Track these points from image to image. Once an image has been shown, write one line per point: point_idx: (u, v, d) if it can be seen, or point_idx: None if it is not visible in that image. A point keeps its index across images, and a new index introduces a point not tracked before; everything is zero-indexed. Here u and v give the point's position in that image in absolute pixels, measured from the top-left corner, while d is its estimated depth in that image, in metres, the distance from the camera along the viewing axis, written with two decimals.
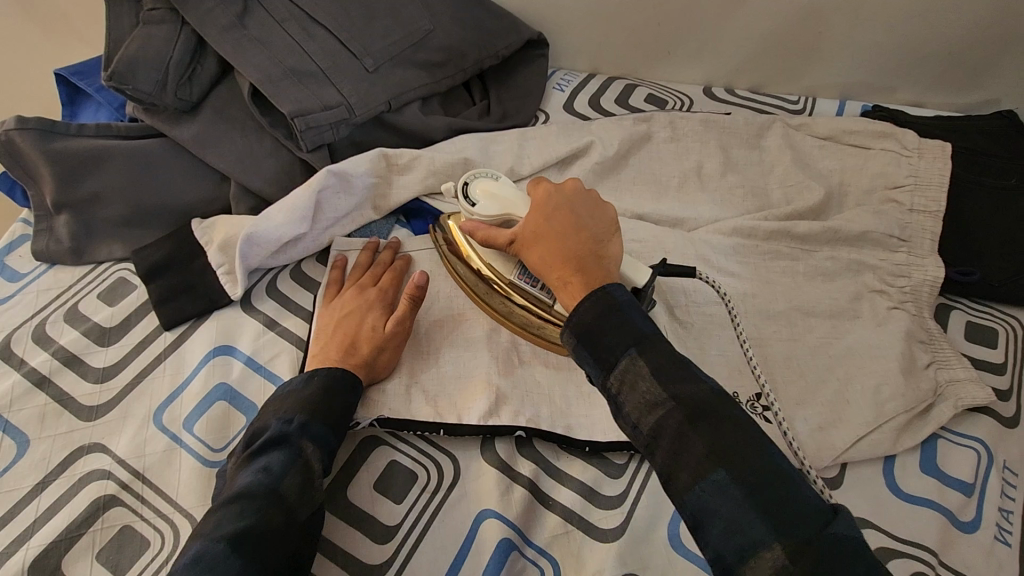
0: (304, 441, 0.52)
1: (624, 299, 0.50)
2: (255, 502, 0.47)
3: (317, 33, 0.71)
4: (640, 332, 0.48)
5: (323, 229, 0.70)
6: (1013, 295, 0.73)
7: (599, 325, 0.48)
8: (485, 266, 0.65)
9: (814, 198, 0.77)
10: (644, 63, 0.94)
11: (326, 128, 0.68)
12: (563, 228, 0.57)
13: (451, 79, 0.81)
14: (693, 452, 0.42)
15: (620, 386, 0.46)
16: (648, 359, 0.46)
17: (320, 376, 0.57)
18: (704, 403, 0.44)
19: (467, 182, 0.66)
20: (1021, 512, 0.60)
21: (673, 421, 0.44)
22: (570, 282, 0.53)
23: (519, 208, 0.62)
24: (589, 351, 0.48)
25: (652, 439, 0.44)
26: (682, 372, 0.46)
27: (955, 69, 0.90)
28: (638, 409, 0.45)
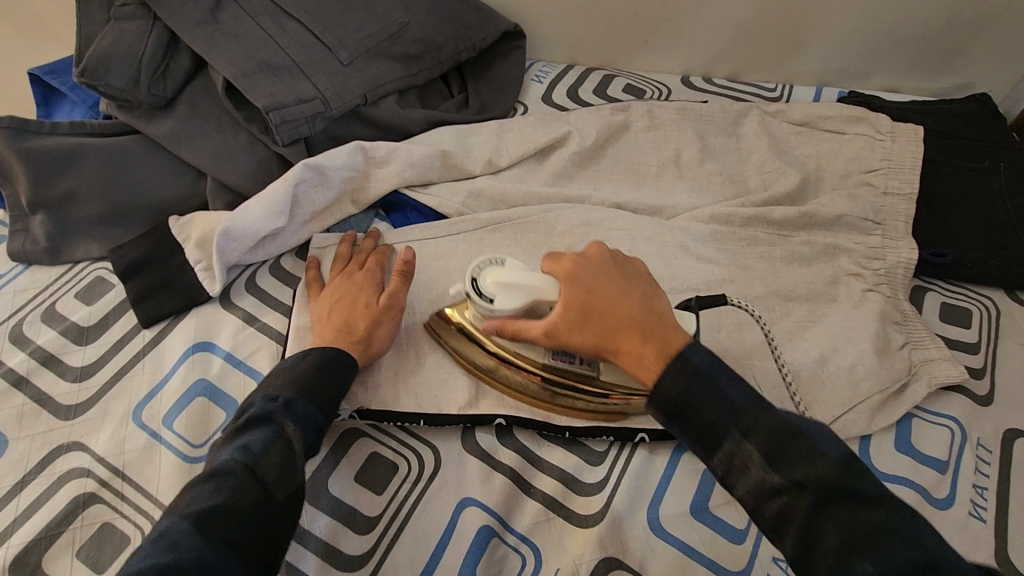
0: (287, 421, 0.52)
1: (704, 364, 0.49)
2: (229, 479, 0.47)
3: (290, 27, 0.71)
4: (732, 405, 0.46)
5: (301, 223, 0.70)
6: (986, 276, 0.74)
7: (688, 402, 0.47)
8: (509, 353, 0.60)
9: (791, 183, 0.77)
10: (623, 53, 0.95)
11: (302, 122, 0.68)
12: (610, 297, 0.54)
13: (429, 71, 0.81)
14: (823, 537, 0.41)
15: (728, 470, 0.46)
16: (757, 441, 0.45)
17: (313, 355, 0.57)
18: (833, 488, 0.42)
19: (474, 276, 0.58)
20: (997, 487, 0.60)
21: (795, 507, 0.42)
22: (641, 354, 0.51)
23: (544, 291, 0.56)
24: (679, 424, 0.48)
25: (779, 523, 0.43)
26: (798, 440, 0.44)
27: (929, 53, 0.91)
28: (752, 493, 0.45)
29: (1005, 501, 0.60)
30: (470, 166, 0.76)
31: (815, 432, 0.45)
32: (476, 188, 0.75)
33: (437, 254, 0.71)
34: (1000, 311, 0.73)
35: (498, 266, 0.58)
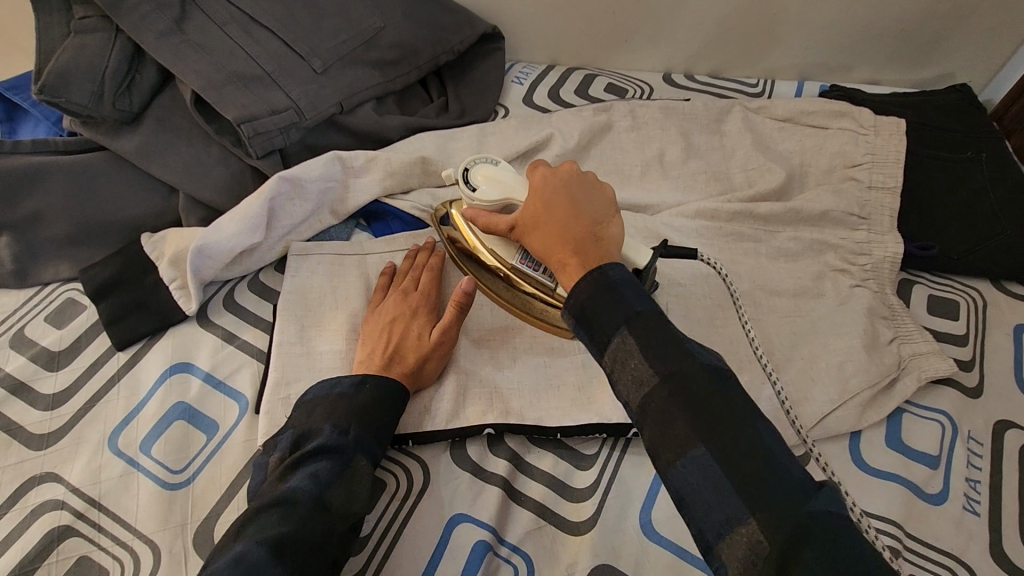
0: (358, 455, 0.52)
1: (620, 278, 0.48)
2: (298, 510, 0.47)
3: (261, 36, 0.69)
4: (632, 310, 0.46)
5: (279, 237, 0.68)
6: (972, 267, 0.74)
7: (593, 305, 0.47)
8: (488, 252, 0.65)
9: (775, 180, 0.77)
10: (603, 52, 0.94)
11: (276, 133, 0.66)
12: (563, 211, 0.54)
13: (406, 77, 0.79)
14: (677, 425, 0.41)
15: (614, 363, 0.45)
16: (645, 335, 0.45)
17: (370, 384, 0.56)
18: (697, 383, 0.42)
19: (467, 167, 0.64)
20: (988, 481, 0.60)
21: (659, 397, 0.42)
22: (568, 263, 0.51)
23: (518, 193, 0.61)
24: (587, 330, 0.47)
25: (641, 412, 0.43)
26: (672, 345, 0.44)
27: (908, 45, 0.91)
28: (630, 385, 0.44)
29: (996, 494, 0.60)
30: (452, 173, 0.74)
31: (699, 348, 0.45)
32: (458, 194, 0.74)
33: None
34: (985, 302, 0.73)
35: (492, 164, 0.64)
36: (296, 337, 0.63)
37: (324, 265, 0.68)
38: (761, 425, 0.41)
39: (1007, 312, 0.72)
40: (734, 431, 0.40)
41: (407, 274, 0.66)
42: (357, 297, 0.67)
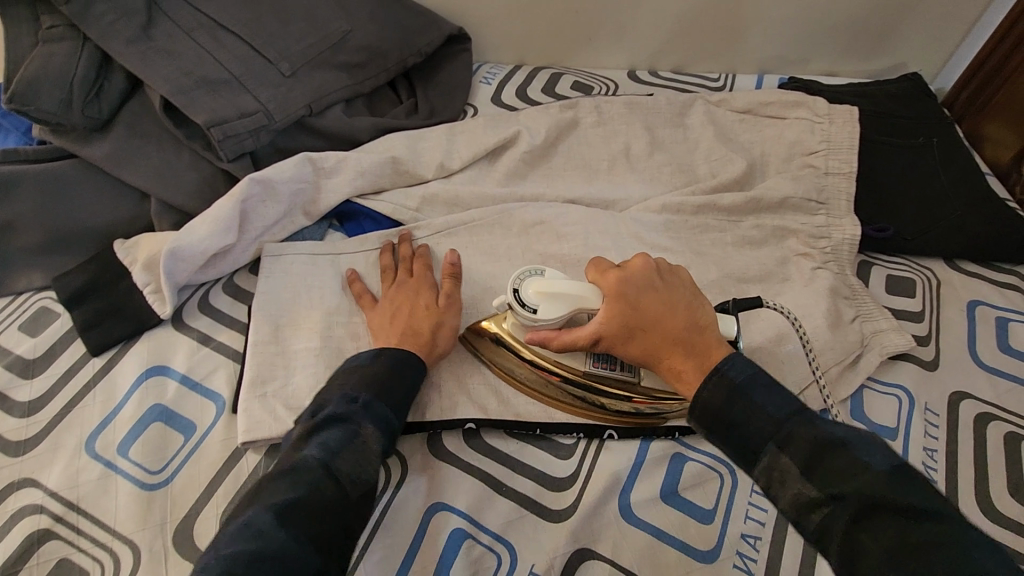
0: (366, 422, 0.53)
1: (741, 378, 0.51)
2: (307, 475, 0.48)
3: (227, 41, 0.70)
4: (774, 422, 0.48)
5: (253, 239, 0.69)
6: (927, 247, 0.77)
7: (725, 413, 0.50)
8: (553, 363, 0.62)
9: (737, 170, 0.79)
10: (568, 51, 0.96)
11: (246, 136, 0.67)
12: (658, 312, 0.55)
13: (375, 79, 0.80)
14: (869, 553, 0.41)
15: (770, 482, 0.47)
16: (795, 454, 0.46)
17: (385, 355, 0.58)
18: (877, 496, 0.42)
19: (517, 288, 0.59)
20: (946, 449, 0.63)
21: (839, 520, 0.43)
22: (681, 368, 0.54)
23: (589, 298, 0.57)
24: (733, 448, 0.49)
25: (821, 537, 0.44)
26: (839, 454, 0.45)
27: (860, 37, 0.94)
28: (795, 507, 0.46)
29: (953, 461, 0.62)
30: (422, 172, 0.76)
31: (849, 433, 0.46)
32: (429, 192, 0.75)
33: None
34: (939, 280, 0.76)
35: (538, 276, 0.60)
36: (272, 335, 0.64)
37: (300, 264, 0.69)
38: (968, 528, 0.40)
39: (960, 288, 0.75)
40: (919, 534, 0.40)
41: (401, 260, 0.68)
42: (332, 295, 0.68)
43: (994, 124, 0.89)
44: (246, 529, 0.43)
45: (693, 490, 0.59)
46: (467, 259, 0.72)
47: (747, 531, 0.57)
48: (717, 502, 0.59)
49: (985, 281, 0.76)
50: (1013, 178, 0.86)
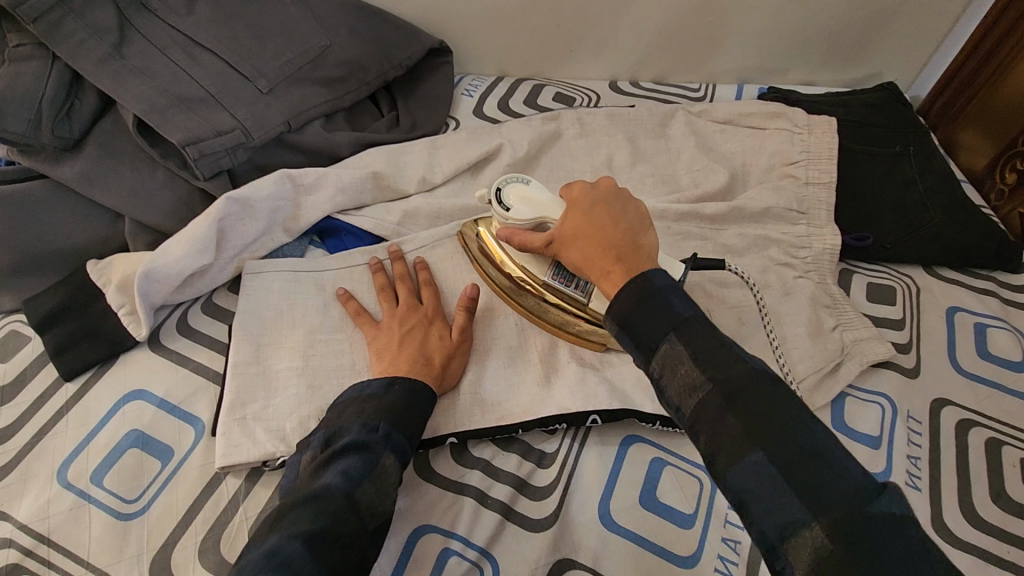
0: (385, 452, 0.52)
1: (664, 283, 0.49)
2: (331, 506, 0.47)
3: (203, 58, 0.69)
4: (679, 315, 0.46)
5: (231, 257, 0.68)
6: (906, 254, 0.78)
7: (636, 311, 0.48)
8: (520, 269, 0.67)
9: (719, 180, 0.80)
10: (550, 63, 0.96)
11: (223, 154, 0.66)
12: (602, 223, 0.55)
13: (355, 93, 0.80)
14: (728, 433, 0.41)
15: (662, 370, 0.45)
16: (692, 342, 0.45)
17: (399, 385, 0.57)
18: (750, 395, 0.41)
19: (501, 187, 0.66)
20: (928, 457, 0.63)
21: (712, 402, 0.42)
22: (612, 271, 0.52)
23: (553, 211, 0.62)
24: (629, 337, 0.48)
25: (694, 423, 0.43)
26: (724, 351, 0.44)
27: (837, 48, 0.96)
28: (680, 392, 0.44)
29: (935, 468, 0.63)
30: (404, 187, 0.76)
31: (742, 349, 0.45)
32: (411, 207, 0.75)
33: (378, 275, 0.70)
34: (919, 288, 0.77)
35: (523, 182, 0.66)
36: (252, 357, 0.63)
37: (280, 281, 0.68)
38: (818, 424, 0.40)
39: (939, 296, 0.76)
40: (776, 429, 0.40)
41: (407, 282, 0.67)
42: (315, 313, 0.67)
43: (970, 132, 0.91)
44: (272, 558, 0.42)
45: (674, 494, 0.59)
46: (450, 273, 0.71)
47: (726, 534, 0.57)
48: (697, 507, 0.58)
49: (963, 288, 0.77)
50: (988, 185, 0.88)
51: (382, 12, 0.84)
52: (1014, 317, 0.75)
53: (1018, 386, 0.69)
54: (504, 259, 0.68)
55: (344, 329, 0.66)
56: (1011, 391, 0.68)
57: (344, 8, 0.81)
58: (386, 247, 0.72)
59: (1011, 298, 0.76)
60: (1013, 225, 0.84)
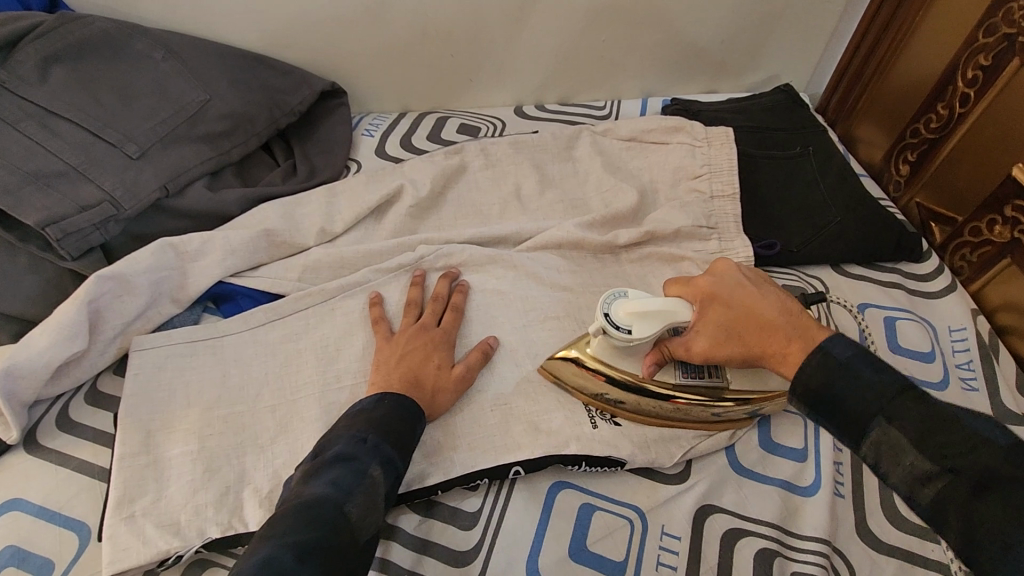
0: (374, 462, 0.49)
1: (851, 352, 0.49)
2: (323, 517, 0.42)
3: (61, 129, 0.65)
4: (879, 394, 0.46)
5: (112, 339, 0.63)
6: (814, 256, 0.79)
7: (827, 386, 0.48)
8: (651, 382, 0.63)
9: (627, 199, 0.80)
10: (452, 94, 0.94)
11: (90, 230, 0.62)
12: (751, 306, 0.57)
13: (243, 145, 0.77)
14: (984, 522, 0.40)
15: (879, 457, 0.45)
16: (907, 426, 0.44)
17: (390, 399, 0.55)
18: (986, 472, 0.41)
19: (606, 312, 0.61)
20: (850, 464, 0.65)
21: (956, 493, 0.42)
22: (793, 352, 0.52)
23: (679, 313, 0.59)
24: (831, 419, 0.48)
25: (936, 511, 0.43)
26: (951, 428, 0.43)
27: (731, 56, 0.97)
28: (906, 480, 0.44)
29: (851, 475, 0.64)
30: (302, 240, 0.72)
31: (965, 416, 0.44)
32: (311, 260, 0.71)
33: (283, 336, 0.66)
34: (827, 289, 0.77)
35: (623, 296, 0.62)
36: (141, 446, 0.58)
37: (172, 354, 0.63)
38: None
39: (848, 293, 0.77)
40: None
41: (437, 302, 0.68)
42: (213, 385, 0.62)
43: (864, 126, 0.94)
44: (268, 566, 0.37)
45: (603, 541, 0.58)
46: (356, 325, 0.68)
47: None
48: (628, 554, 0.57)
49: (870, 282, 0.78)
50: (886, 177, 0.90)
51: (265, 59, 0.81)
52: (919, 307, 0.76)
53: (928, 376, 0.70)
54: (621, 372, 0.63)
55: (245, 400, 0.62)
56: (922, 381, 0.69)
57: (223, 60, 0.77)
58: (325, 295, 0.69)
59: (916, 288, 0.78)
60: (912, 214, 0.86)
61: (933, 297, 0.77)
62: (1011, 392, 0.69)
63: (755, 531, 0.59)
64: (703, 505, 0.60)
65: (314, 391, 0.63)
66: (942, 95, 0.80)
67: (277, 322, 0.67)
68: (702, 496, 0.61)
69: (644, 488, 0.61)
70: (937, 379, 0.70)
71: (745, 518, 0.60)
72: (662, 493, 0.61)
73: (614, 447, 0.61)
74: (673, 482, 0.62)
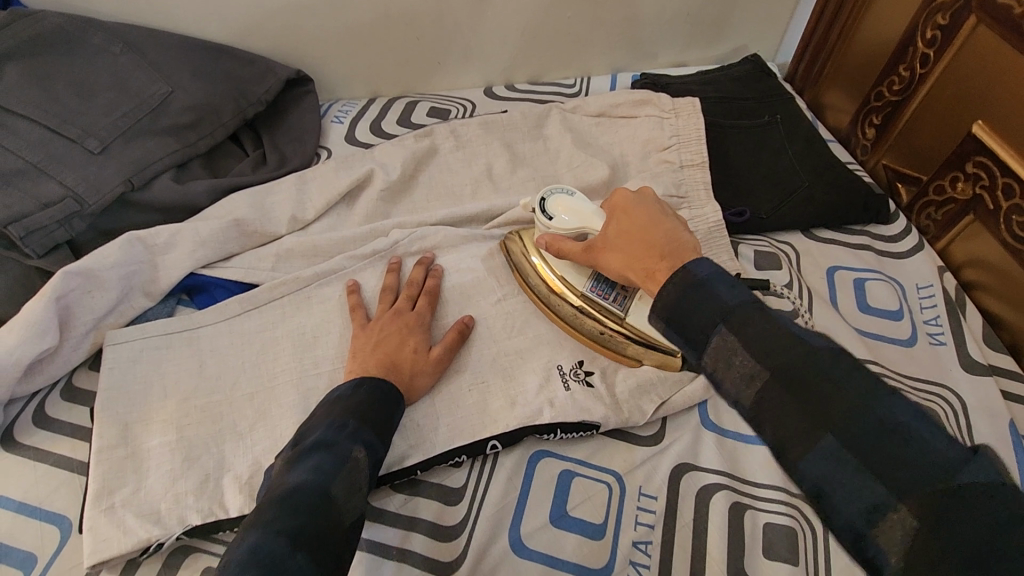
0: (354, 446, 0.50)
1: (711, 272, 0.49)
2: (308, 502, 0.44)
3: (20, 126, 0.65)
4: (726, 306, 0.46)
5: (85, 334, 0.63)
6: (783, 223, 0.80)
7: (683, 305, 0.48)
8: (559, 278, 0.68)
9: (599, 173, 0.80)
10: (421, 78, 0.94)
11: (55, 227, 0.63)
12: (645, 223, 0.57)
13: (210, 137, 0.76)
14: (795, 423, 0.42)
15: (716, 364, 0.47)
16: (740, 333, 0.45)
17: (367, 386, 0.56)
18: (802, 371, 0.42)
19: (545, 198, 0.68)
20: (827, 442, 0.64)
21: (774, 394, 0.43)
22: (658, 270, 0.53)
23: (595, 220, 0.65)
24: (679, 332, 0.49)
25: (756, 413, 0.45)
26: (778, 334, 0.44)
27: (699, 27, 0.97)
28: (740, 384, 0.46)
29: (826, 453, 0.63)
30: (274, 229, 0.72)
31: (799, 328, 0.45)
32: (283, 249, 0.71)
33: (259, 325, 0.67)
34: (799, 254, 0.78)
35: (568, 194, 0.68)
36: (119, 438, 0.58)
37: (147, 348, 0.63)
38: (891, 398, 0.40)
39: (818, 256, 0.78)
40: (844, 411, 0.40)
41: (413, 287, 0.68)
42: (189, 376, 0.62)
43: (831, 92, 0.94)
44: (256, 556, 0.39)
45: (584, 507, 0.58)
46: (333, 311, 0.68)
47: (638, 537, 0.57)
48: (608, 516, 0.58)
49: (839, 245, 0.80)
50: (854, 140, 0.91)
51: (226, 48, 0.80)
52: (887, 267, 0.78)
53: (898, 333, 0.71)
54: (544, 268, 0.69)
55: (222, 388, 0.62)
56: (892, 339, 0.71)
57: (183, 51, 0.77)
58: (299, 282, 0.69)
59: (885, 249, 0.79)
60: (880, 176, 0.87)
61: (900, 256, 0.79)
62: (977, 344, 0.71)
63: (727, 483, 0.60)
64: (685, 467, 0.61)
65: (292, 376, 0.63)
66: (903, 57, 0.81)
67: (252, 312, 0.67)
68: (682, 460, 0.62)
69: (623, 455, 0.62)
70: (906, 335, 0.71)
71: (717, 473, 0.61)
72: (640, 459, 0.62)
73: (586, 411, 0.61)
74: (652, 446, 0.63)
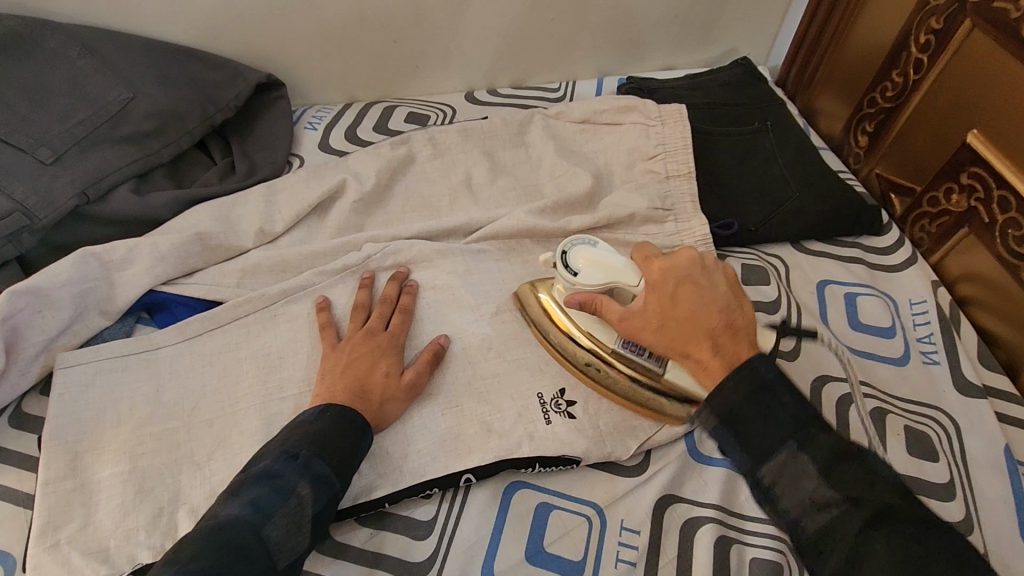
0: (302, 480, 0.47)
1: (774, 377, 0.50)
2: (232, 542, 0.41)
3: None
4: (796, 424, 0.48)
5: (35, 356, 0.60)
6: (772, 236, 0.77)
7: (746, 406, 0.49)
8: (586, 334, 0.62)
9: (582, 184, 0.77)
10: (400, 82, 0.91)
11: (3, 243, 0.60)
12: (693, 307, 0.52)
13: (174, 145, 0.73)
14: (873, 556, 0.42)
15: (775, 478, 0.47)
16: (813, 456, 0.46)
17: (331, 412, 0.52)
18: (884, 505, 0.43)
19: (565, 250, 0.61)
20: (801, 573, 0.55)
21: (848, 522, 0.44)
22: (712, 367, 0.52)
23: (628, 279, 0.57)
24: (735, 435, 0.49)
25: (822, 542, 0.45)
26: (853, 462, 0.46)
27: (688, 29, 0.94)
28: (801, 506, 0.46)
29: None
30: (240, 243, 0.69)
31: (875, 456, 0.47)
32: (249, 264, 0.68)
33: (222, 346, 0.63)
34: (788, 268, 0.76)
35: (591, 244, 0.61)
36: (68, 469, 0.55)
37: (101, 371, 0.60)
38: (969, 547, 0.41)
39: (808, 271, 0.75)
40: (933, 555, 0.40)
41: (387, 304, 0.65)
42: (146, 401, 0.59)
43: (824, 97, 0.91)
44: None
45: (562, 543, 0.55)
46: (302, 331, 0.65)
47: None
48: (586, 552, 0.55)
49: (829, 258, 0.77)
50: (847, 148, 0.88)
51: (192, 51, 0.76)
52: (880, 282, 0.75)
53: (890, 352, 0.69)
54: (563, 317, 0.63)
55: (181, 414, 0.59)
56: (884, 358, 0.68)
57: (146, 55, 0.73)
58: (265, 299, 0.66)
59: (877, 262, 0.77)
60: (873, 185, 0.84)
61: (893, 271, 0.76)
62: (972, 363, 0.68)
63: (713, 517, 0.57)
64: (669, 499, 0.59)
65: (255, 402, 0.60)
66: (897, 62, 0.78)
67: (215, 331, 0.64)
68: (666, 490, 0.59)
69: (604, 485, 0.59)
70: (898, 354, 0.68)
71: (702, 505, 0.58)
72: (622, 490, 0.59)
73: (567, 445, 0.59)
74: (635, 476, 0.60)
